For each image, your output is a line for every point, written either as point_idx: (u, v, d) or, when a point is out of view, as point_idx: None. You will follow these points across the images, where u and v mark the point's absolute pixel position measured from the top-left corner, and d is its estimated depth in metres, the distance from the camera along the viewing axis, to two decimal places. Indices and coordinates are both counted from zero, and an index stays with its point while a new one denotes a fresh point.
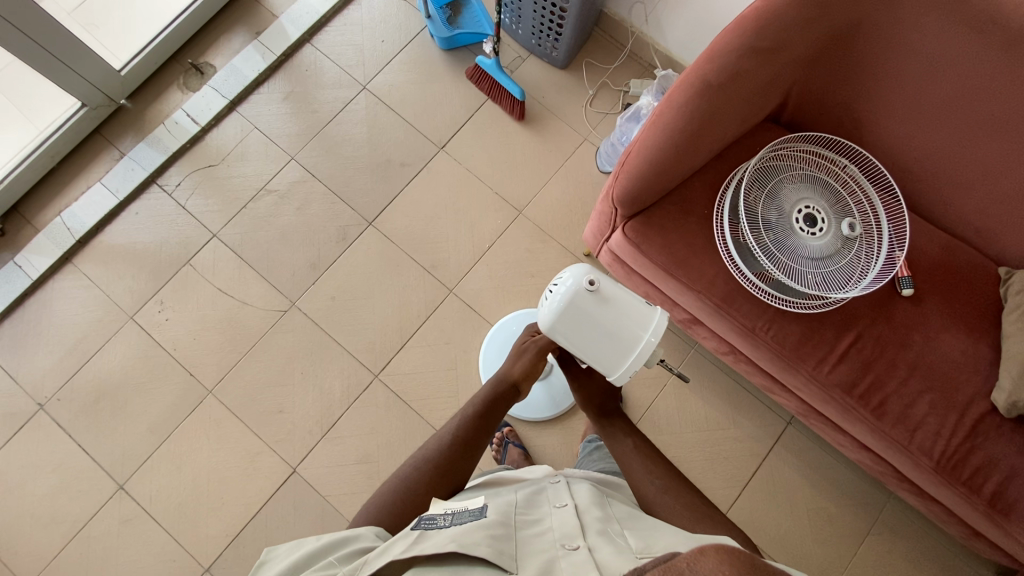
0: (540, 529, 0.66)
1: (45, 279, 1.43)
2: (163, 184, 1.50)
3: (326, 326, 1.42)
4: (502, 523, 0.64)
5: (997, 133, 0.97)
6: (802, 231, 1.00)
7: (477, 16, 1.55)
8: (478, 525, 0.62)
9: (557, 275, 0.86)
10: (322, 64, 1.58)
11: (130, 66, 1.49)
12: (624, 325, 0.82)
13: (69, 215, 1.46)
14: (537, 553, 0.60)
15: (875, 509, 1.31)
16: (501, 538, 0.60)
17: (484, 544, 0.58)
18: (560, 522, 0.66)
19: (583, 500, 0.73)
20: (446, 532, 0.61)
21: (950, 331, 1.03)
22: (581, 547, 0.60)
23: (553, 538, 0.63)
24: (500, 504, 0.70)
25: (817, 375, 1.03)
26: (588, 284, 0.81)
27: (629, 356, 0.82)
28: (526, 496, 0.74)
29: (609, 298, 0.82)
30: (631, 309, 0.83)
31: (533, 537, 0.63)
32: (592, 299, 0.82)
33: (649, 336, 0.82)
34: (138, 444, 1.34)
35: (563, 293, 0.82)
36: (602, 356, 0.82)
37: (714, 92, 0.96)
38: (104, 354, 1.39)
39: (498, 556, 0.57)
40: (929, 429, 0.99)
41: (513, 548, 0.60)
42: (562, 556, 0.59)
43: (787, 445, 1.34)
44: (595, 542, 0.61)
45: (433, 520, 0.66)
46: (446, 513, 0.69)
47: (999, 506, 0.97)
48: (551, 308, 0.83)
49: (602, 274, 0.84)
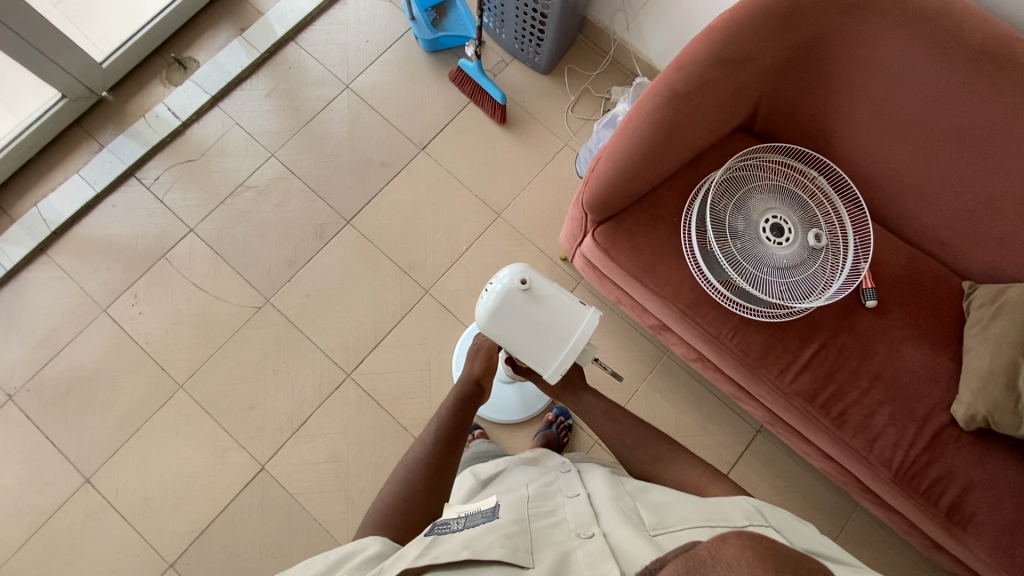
0: (555, 518, 0.68)
1: (20, 269, 1.42)
2: (142, 177, 1.49)
3: (300, 323, 1.41)
4: (516, 521, 0.65)
5: (960, 149, 0.98)
6: (769, 240, 1.01)
7: (462, 20, 1.56)
8: (491, 528, 0.64)
9: (495, 274, 0.86)
10: (306, 63, 1.59)
11: (112, 59, 1.49)
12: (556, 323, 0.82)
13: (45, 206, 1.45)
14: (554, 544, 0.62)
15: (841, 518, 1.32)
16: (516, 535, 0.62)
17: (498, 546, 0.60)
18: (574, 511, 0.69)
19: (595, 486, 0.75)
20: (458, 536, 0.64)
21: (913, 343, 1.04)
22: (596, 535, 0.63)
23: (569, 528, 0.66)
24: (513, 500, 0.72)
25: (780, 384, 1.04)
26: (520, 284, 0.81)
27: (561, 352, 0.82)
28: (538, 487, 0.76)
29: (541, 297, 0.82)
30: (563, 308, 0.82)
31: (549, 528, 0.65)
32: (524, 298, 0.82)
33: (581, 333, 0.82)
34: (106, 437, 1.33)
35: (496, 293, 0.82)
36: (535, 353, 0.83)
37: (681, 101, 0.97)
38: (76, 346, 1.38)
39: (513, 554, 0.59)
40: (889, 440, 1.00)
41: (529, 542, 0.62)
42: (577, 547, 0.62)
43: (755, 453, 1.35)
44: (610, 528, 0.64)
45: (447, 524, 0.69)
46: (460, 517, 0.72)
47: (957, 518, 0.98)
48: (486, 308, 0.83)
49: (536, 272, 0.84)
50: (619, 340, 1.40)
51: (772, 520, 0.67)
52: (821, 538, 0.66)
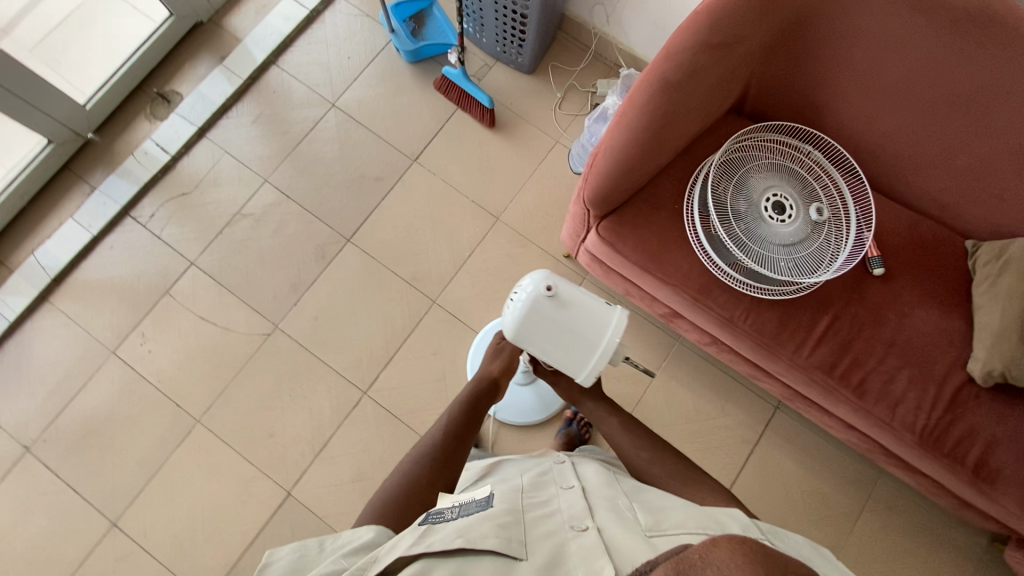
0: (549, 510, 0.69)
1: (23, 320, 1.41)
2: (137, 216, 1.48)
3: (311, 346, 1.41)
4: (509, 512, 0.67)
5: (952, 110, 0.99)
6: (771, 219, 1.02)
7: (441, 27, 1.58)
8: (486, 517, 0.65)
9: (518, 282, 0.85)
10: (289, 85, 1.58)
11: (95, 99, 1.48)
12: (585, 327, 0.82)
13: (42, 254, 1.44)
14: (547, 536, 0.63)
15: (867, 485, 1.33)
16: (508, 526, 0.64)
17: (492, 536, 0.61)
18: (568, 505, 0.70)
19: (590, 481, 0.77)
20: (452, 525, 0.65)
21: (923, 305, 1.05)
22: (589, 528, 0.63)
23: (562, 520, 0.67)
24: (507, 491, 0.74)
25: (797, 360, 1.04)
26: (546, 291, 0.80)
27: (592, 354, 0.82)
28: (533, 479, 0.78)
29: (567, 302, 0.82)
30: (590, 311, 0.83)
31: (541, 520, 0.67)
32: (552, 305, 0.82)
33: (611, 335, 0.82)
34: (128, 480, 1.32)
35: (522, 302, 0.82)
36: (567, 358, 0.83)
37: (674, 89, 0.97)
38: (88, 391, 1.37)
39: (507, 545, 0.60)
40: (910, 404, 1.01)
41: (522, 534, 0.63)
42: (572, 539, 0.62)
43: (776, 429, 1.36)
44: (603, 522, 0.65)
45: (441, 513, 0.70)
46: (453, 506, 0.73)
47: (985, 475, 0.99)
48: (514, 317, 0.83)
49: (560, 278, 0.83)
50: (630, 333, 1.40)
51: (770, 536, 0.67)
52: (819, 557, 0.67)
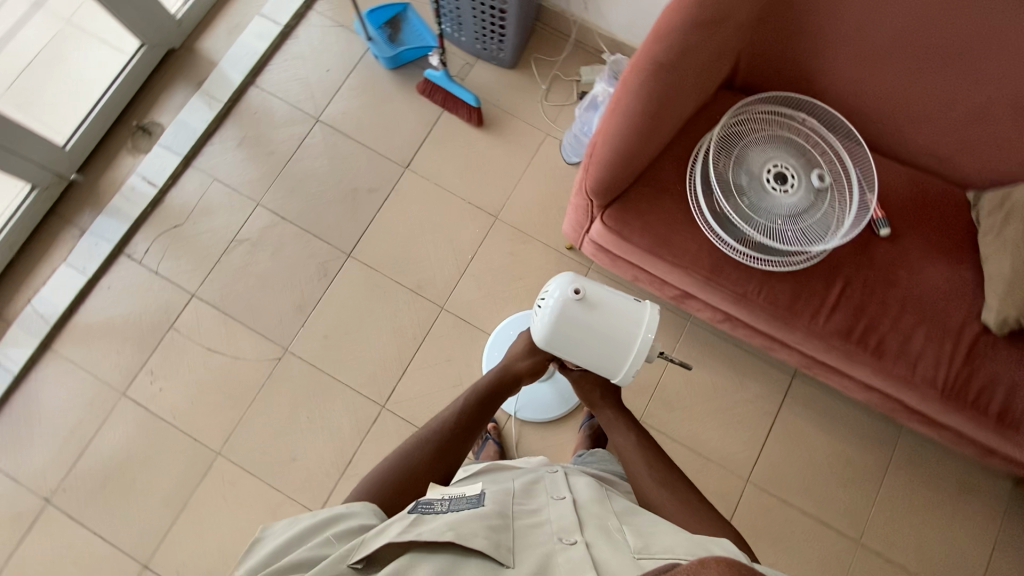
0: (537, 519, 0.67)
1: (28, 370, 1.39)
2: (131, 253, 1.46)
3: (323, 365, 1.40)
4: (500, 514, 0.66)
5: (943, 65, 0.99)
6: (774, 190, 1.03)
7: (418, 30, 1.56)
8: (476, 515, 0.64)
9: (543, 289, 0.86)
10: (270, 104, 1.56)
11: (74, 139, 1.46)
12: (618, 327, 0.82)
13: (39, 301, 1.42)
14: (536, 547, 0.62)
15: (890, 442, 1.35)
16: (499, 529, 0.62)
17: (481, 536, 0.60)
18: (557, 515, 0.68)
19: (582, 495, 0.74)
20: (443, 517, 0.63)
21: (932, 261, 1.06)
22: (578, 542, 0.61)
23: (551, 531, 0.65)
24: (499, 491, 0.72)
25: (814, 327, 1.05)
26: (574, 294, 0.82)
27: (628, 354, 0.82)
28: (524, 484, 0.76)
29: (596, 303, 0.82)
30: (620, 309, 0.83)
31: (530, 529, 0.65)
32: (581, 308, 0.82)
33: (645, 331, 0.82)
34: (154, 519, 1.31)
35: (551, 308, 0.83)
36: (604, 360, 0.83)
37: (667, 71, 0.97)
38: (103, 435, 1.35)
39: (495, 549, 0.59)
40: (929, 359, 1.02)
41: (511, 541, 0.62)
42: (559, 551, 0.61)
43: (796, 398, 1.37)
44: (592, 538, 0.63)
45: (430, 505, 0.68)
46: (443, 498, 0.71)
47: (1008, 421, 1.00)
48: (543, 324, 0.84)
49: (585, 279, 0.84)
50: None
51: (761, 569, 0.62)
52: None
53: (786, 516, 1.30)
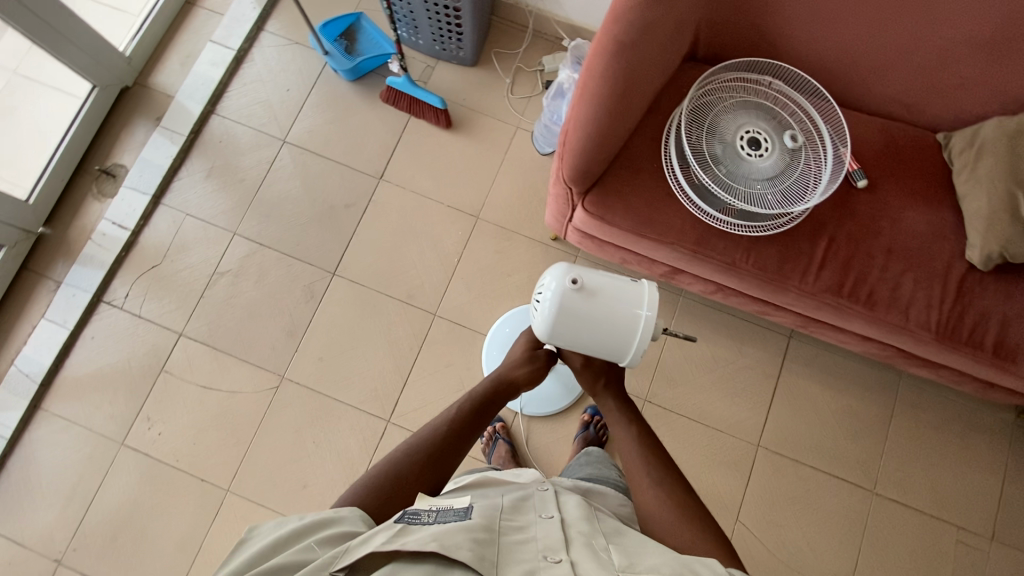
0: (524, 536, 0.65)
1: (21, 433, 1.35)
2: (111, 300, 1.42)
3: (322, 388, 1.38)
4: (486, 527, 0.64)
5: (899, 12, 1.00)
6: (750, 155, 1.03)
7: (374, 38, 1.55)
8: (462, 528, 0.62)
9: (540, 280, 0.86)
10: (234, 131, 1.53)
11: (36, 192, 1.42)
12: (620, 309, 0.82)
13: (23, 360, 1.38)
14: (521, 562, 0.59)
15: (893, 390, 1.37)
16: (485, 542, 0.61)
17: (465, 548, 0.58)
18: (544, 533, 0.66)
19: (570, 513, 0.72)
20: (429, 528, 0.62)
21: (912, 206, 1.07)
22: (563, 560, 0.60)
23: (537, 549, 0.63)
24: (487, 507, 0.71)
25: (805, 287, 1.05)
26: (572, 284, 0.81)
27: (634, 339, 0.82)
28: (512, 500, 0.74)
29: (594, 290, 0.82)
30: (620, 292, 0.83)
31: (516, 544, 0.63)
32: (581, 297, 0.82)
33: (647, 310, 0.82)
34: (170, 565, 1.29)
35: (552, 299, 0.82)
36: (610, 344, 0.83)
37: (628, 51, 0.95)
38: (107, 488, 1.32)
39: (478, 562, 0.57)
40: (920, 304, 1.03)
41: (496, 554, 0.60)
42: (544, 568, 0.59)
43: (796, 358, 1.38)
44: (578, 557, 0.61)
45: (417, 515, 0.67)
46: (431, 509, 0.70)
47: (1004, 353, 1.01)
48: (545, 316, 0.83)
49: (581, 267, 0.84)
50: None
51: None
52: None
53: (800, 476, 1.31)
